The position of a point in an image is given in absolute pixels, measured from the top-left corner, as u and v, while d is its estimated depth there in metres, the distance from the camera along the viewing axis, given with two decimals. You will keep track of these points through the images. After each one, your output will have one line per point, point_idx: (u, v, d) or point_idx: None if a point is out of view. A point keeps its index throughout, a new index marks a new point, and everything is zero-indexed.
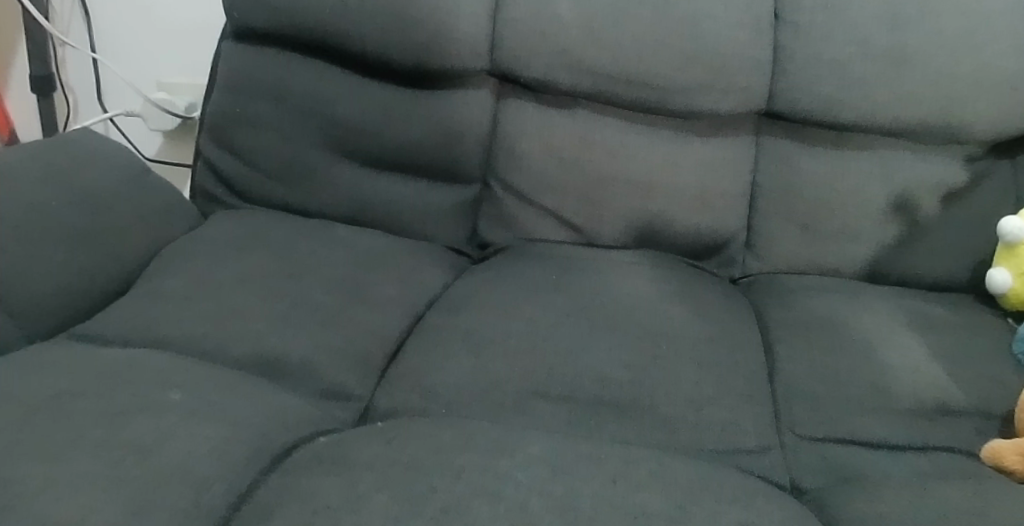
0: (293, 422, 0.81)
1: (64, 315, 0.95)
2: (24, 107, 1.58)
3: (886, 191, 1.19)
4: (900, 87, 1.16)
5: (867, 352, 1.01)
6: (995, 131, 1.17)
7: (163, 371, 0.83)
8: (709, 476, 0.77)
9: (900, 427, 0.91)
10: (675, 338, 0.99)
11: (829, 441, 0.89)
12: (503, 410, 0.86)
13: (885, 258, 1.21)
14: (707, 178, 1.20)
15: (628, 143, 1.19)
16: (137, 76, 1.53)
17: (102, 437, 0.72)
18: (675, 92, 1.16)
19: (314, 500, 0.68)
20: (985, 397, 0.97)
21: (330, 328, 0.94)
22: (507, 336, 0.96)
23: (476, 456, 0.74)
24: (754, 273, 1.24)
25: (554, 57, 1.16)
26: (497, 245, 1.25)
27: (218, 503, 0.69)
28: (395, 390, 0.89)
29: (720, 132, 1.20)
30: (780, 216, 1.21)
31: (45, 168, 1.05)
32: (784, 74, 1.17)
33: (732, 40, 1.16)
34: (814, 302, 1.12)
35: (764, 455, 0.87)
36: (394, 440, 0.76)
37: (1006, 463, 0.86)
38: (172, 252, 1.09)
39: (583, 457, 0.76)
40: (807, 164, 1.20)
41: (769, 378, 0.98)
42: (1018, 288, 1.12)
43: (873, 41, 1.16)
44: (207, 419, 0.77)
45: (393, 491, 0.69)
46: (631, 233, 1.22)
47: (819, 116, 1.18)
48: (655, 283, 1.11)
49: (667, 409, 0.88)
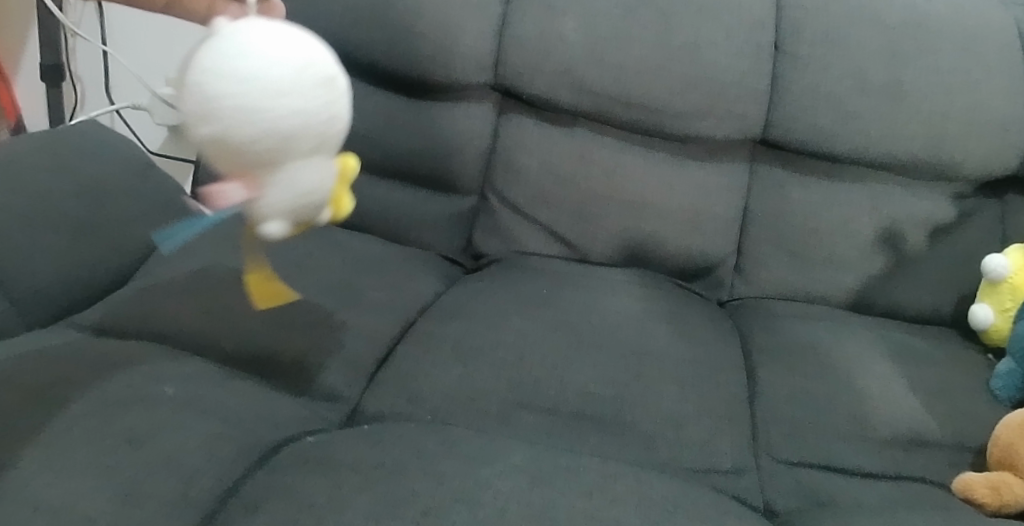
0: (282, 421, 0.82)
1: (63, 303, 0.98)
2: (31, 96, 1.60)
3: (875, 223, 1.22)
4: (895, 122, 1.19)
5: (847, 380, 1.03)
6: (984, 170, 1.21)
7: (158, 365, 0.85)
8: (684, 494, 0.79)
9: (874, 456, 0.93)
10: (660, 357, 1.01)
11: (804, 466, 0.92)
12: (487, 420, 0.88)
13: (872, 289, 1.23)
14: (699, 200, 1.22)
15: (624, 163, 1.22)
16: (146, 71, 1.56)
17: (96, 427, 0.74)
18: (673, 116, 1.19)
19: (299, 497, 0.70)
20: (958, 430, 1.00)
21: (323, 329, 0.96)
22: (495, 347, 0.98)
23: (458, 463, 0.76)
24: (742, 297, 1.26)
25: (558, 75, 1.18)
26: (491, 256, 1.26)
27: (206, 496, 0.71)
28: (383, 395, 0.91)
29: (715, 157, 1.23)
30: (770, 243, 1.24)
31: (51, 159, 1.07)
32: (781, 103, 1.20)
33: (732, 68, 1.18)
34: (799, 328, 1.14)
35: (740, 476, 0.89)
36: (380, 443, 0.78)
37: (976, 496, 0.88)
38: (172, 246, 1.10)
39: (563, 469, 0.78)
40: (799, 193, 1.23)
41: (750, 401, 1.00)
42: (999, 324, 1.15)
43: (868, 76, 1.19)
44: (199, 412, 0.79)
45: (376, 493, 0.71)
46: (623, 251, 1.24)
47: (814, 146, 1.20)
48: (645, 302, 1.13)
49: (648, 426, 0.90)
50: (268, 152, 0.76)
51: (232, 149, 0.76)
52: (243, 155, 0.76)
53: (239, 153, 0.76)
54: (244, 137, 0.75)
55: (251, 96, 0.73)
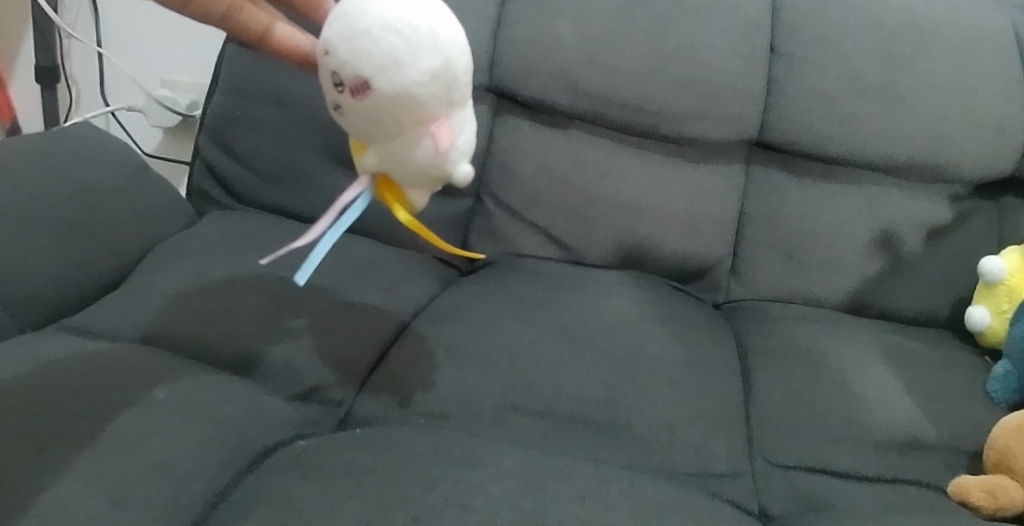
0: (274, 424, 0.82)
1: (56, 305, 0.97)
2: (27, 97, 1.59)
3: (871, 225, 1.22)
4: (891, 123, 1.19)
5: (843, 383, 1.03)
6: (980, 172, 1.20)
7: (150, 368, 0.84)
8: (677, 498, 0.78)
9: (869, 459, 0.93)
10: (655, 360, 1.00)
11: (799, 469, 0.91)
12: (480, 423, 0.88)
13: (868, 291, 1.23)
14: (695, 202, 1.22)
15: (619, 165, 1.22)
16: (141, 72, 1.56)
17: (86, 431, 0.74)
18: (669, 118, 1.19)
19: (289, 502, 0.70)
20: (954, 433, 0.99)
21: (316, 332, 0.96)
22: (489, 350, 0.97)
23: (450, 467, 0.75)
24: (738, 300, 1.26)
25: (553, 77, 1.18)
26: (486, 259, 1.26)
27: (196, 500, 0.71)
28: (376, 398, 0.91)
29: (710, 159, 1.23)
30: (766, 245, 1.23)
31: (44, 161, 1.06)
32: (776, 105, 1.20)
33: (728, 69, 1.18)
34: (794, 331, 1.14)
35: (734, 479, 0.88)
36: (372, 447, 0.78)
37: (971, 499, 0.88)
38: (165, 249, 1.10)
39: (556, 473, 0.77)
40: (794, 196, 1.23)
41: (745, 404, 1.00)
42: (995, 326, 1.15)
43: (865, 78, 1.19)
44: (191, 416, 0.79)
45: (367, 498, 0.71)
46: (618, 253, 1.24)
47: (809, 148, 1.20)
48: (640, 305, 1.12)
49: (642, 429, 0.90)
50: (422, 108, 0.74)
51: (408, 92, 0.72)
52: (401, 95, 0.72)
53: (402, 93, 0.72)
54: (402, 76, 0.71)
55: (418, 32, 0.71)
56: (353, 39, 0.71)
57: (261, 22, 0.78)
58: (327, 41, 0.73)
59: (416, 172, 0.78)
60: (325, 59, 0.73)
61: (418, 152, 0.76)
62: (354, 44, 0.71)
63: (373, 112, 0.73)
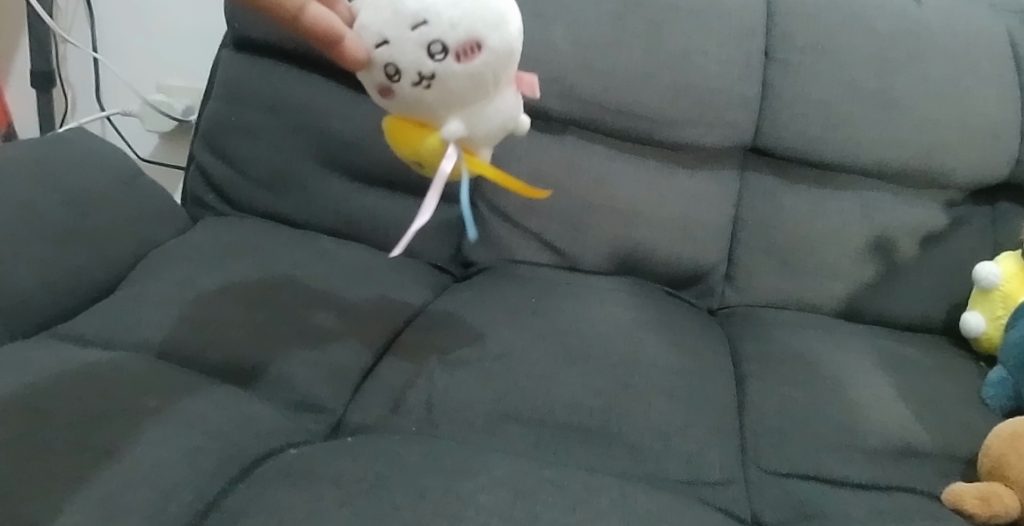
0: (265, 432, 0.82)
1: (48, 312, 0.97)
2: (22, 102, 1.59)
3: (866, 231, 1.22)
4: (886, 129, 1.19)
5: (837, 390, 1.03)
6: (975, 178, 1.20)
7: (141, 375, 0.84)
8: (669, 507, 0.78)
9: (863, 467, 0.93)
10: (648, 367, 1.00)
11: (793, 477, 0.91)
12: (472, 431, 0.88)
13: (863, 297, 1.23)
14: (689, 208, 1.22)
15: (614, 171, 1.22)
16: (137, 77, 1.56)
17: (76, 440, 0.73)
18: (664, 124, 1.19)
19: (280, 511, 0.70)
20: (949, 440, 0.99)
21: (308, 339, 0.96)
22: (482, 358, 0.97)
23: (442, 476, 0.75)
24: (732, 306, 1.25)
25: (547, 83, 1.18)
26: (480, 265, 1.25)
27: (186, 510, 0.71)
28: (368, 406, 0.90)
29: (704, 166, 1.23)
30: (761, 250, 1.23)
31: (37, 167, 1.06)
32: (771, 112, 1.19)
33: (722, 75, 1.18)
34: (789, 337, 1.14)
35: (727, 487, 0.88)
36: (362, 456, 0.78)
37: (966, 506, 0.88)
38: (158, 255, 1.10)
39: (548, 482, 0.77)
40: (789, 201, 1.23)
41: (738, 411, 1.00)
42: (991, 332, 1.15)
43: (860, 84, 1.19)
44: (181, 425, 0.78)
45: (357, 507, 0.70)
46: (612, 259, 1.24)
47: (804, 154, 1.20)
48: (634, 311, 1.12)
49: (635, 437, 0.90)
50: (513, 65, 0.83)
51: (511, 49, 0.81)
52: (508, 51, 0.81)
53: (507, 49, 0.80)
54: (508, 32, 0.80)
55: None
56: (458, 4, 0.77)
57: (295, 1, 0.72)
58: (425, 10, 0.76)
59: (499, 128, 0.87)
60: (422, 30, 0.76)
61: (504, 107, 0.85)
62: (462, 8, 0.77)
63: (480, 71, 0.80)
